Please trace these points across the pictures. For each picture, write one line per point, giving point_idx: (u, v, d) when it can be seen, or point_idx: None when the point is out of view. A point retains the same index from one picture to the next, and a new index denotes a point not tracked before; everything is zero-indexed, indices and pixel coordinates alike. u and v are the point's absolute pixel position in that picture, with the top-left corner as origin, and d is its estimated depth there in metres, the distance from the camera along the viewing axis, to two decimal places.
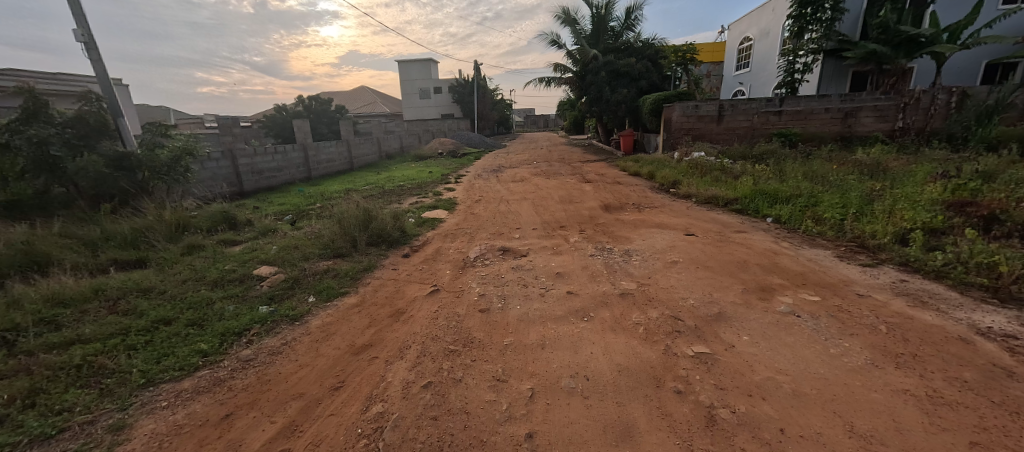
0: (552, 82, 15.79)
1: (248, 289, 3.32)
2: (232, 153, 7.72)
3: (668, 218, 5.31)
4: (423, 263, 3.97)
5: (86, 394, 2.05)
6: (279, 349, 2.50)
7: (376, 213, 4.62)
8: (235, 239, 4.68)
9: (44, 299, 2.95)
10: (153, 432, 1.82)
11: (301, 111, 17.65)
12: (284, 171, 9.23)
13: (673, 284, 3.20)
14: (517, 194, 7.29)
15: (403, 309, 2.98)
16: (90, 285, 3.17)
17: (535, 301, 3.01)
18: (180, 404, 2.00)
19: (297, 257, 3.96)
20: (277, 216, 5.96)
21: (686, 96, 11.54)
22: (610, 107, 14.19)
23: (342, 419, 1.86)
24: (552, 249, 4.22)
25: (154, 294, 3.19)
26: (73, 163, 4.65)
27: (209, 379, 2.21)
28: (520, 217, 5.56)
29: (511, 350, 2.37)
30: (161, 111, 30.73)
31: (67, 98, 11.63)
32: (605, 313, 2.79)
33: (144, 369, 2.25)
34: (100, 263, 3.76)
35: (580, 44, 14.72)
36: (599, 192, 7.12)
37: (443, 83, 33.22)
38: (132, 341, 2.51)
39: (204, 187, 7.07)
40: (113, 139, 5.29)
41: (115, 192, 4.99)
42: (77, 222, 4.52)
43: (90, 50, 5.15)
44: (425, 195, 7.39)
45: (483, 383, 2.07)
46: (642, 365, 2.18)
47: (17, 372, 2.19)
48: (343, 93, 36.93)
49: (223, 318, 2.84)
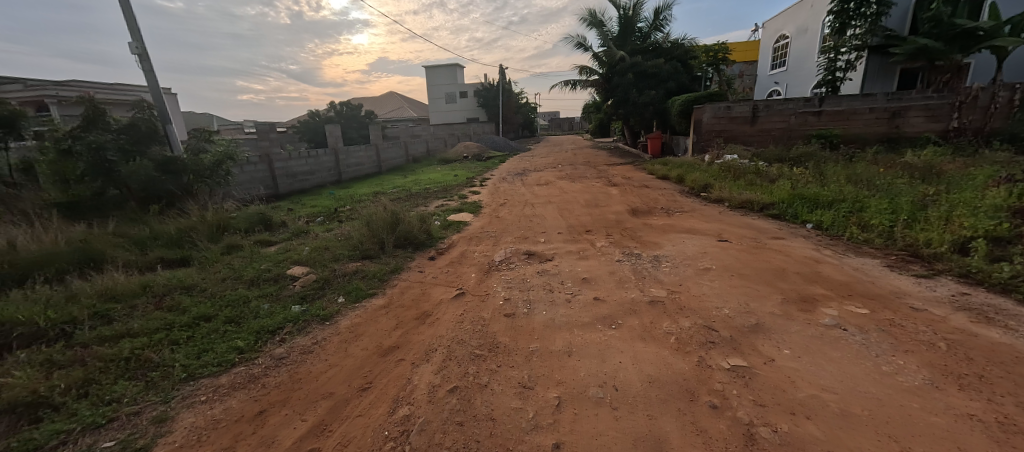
0: (577, 84, 15.69)
1: (282, 288, 3.44)
2: (269, 157, 8.11)
3: (699, 222, 5.14)
4: (448, 266, 3.99)
5: (133, 386, 2.17)
6: (310, 348, 2.57)
7: (403, 216, 4.69)
8: (270, 240, 4.85)
9: (98, 295, 3.15)
10: (193, 425, 1.90)
11: (333, 117, 18.37)
12: (316, 174, 9.58)
13: (705, 293, 3.07)
14: (541, 197, 7.25)
15: (429, 312, 3.00)
16: (139, 282, 3.37)
17: (561, 307, 2.96)
18: (217, 400, 2.08)
19: (327, 258, 4.07)
20: (310, 217, 6.19)
21: (717, 96, 11.12)
22: (635, 108, 14.01)
23: (370, 421, 1.88)
24: (578, 253, 4.15)
25: (196, 291, 3.36)
26: (126, 167, 5.00)
27: (244, 375, 2.29)
28: (545, 221, 5.53)
29: (537, 357, 2.34)
30: (206, 118, 33.17)
31: (120, 107, 12.60)
32: (633, 320, 2.71)
33: (186, 364, 2.36)
34: (148, 261, 3.99)
35: (606, 46, 14.58)
36: (626, 196, 6.99)
37: (468, 87, 33.43)
38: (175, 336, 2.65)
39: (242, 189, 7.45)
40: (162, 145, 5.63)
41: (163, 193, 5.34)
42: (129, 222, 4.83)
43: (143, 61, 5.52)
44: (450, 198, 7.47)
45: (509, 390, 2.04)
46: (674, 374, 2.11)
47: (74, 363, 2.34)
48: (373, 99, 38.21)
49: (259, 316, 2.95)
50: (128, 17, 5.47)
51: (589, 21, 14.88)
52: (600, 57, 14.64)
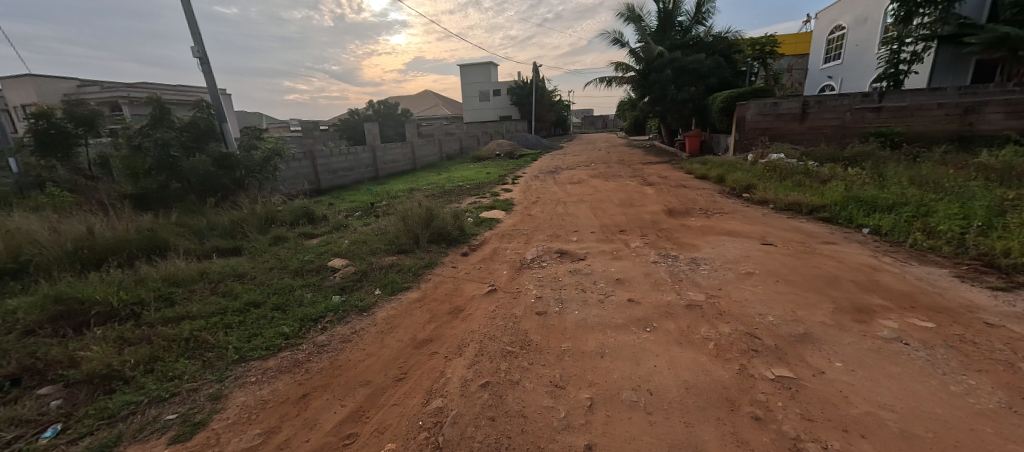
0: (612, 81, 15.37)
1: (323, 278, 3.61)
2: (313, 153, 8.52)
3: (741, 224, 4.90)
4: (481, 262, 4.04)
5: (192, 364, 2.36)
6: (349, 337, 2.68)
7: (438, 212, 4.79)
8: (313, 232, 5.10)
9: (162, 279, 3.44)
10: (243, 403, 2.03)
11: (371, 115, 19.03)
12: (355, 171, 9.96)
13: (748, 298, 2.93)
14: (574, 195, 7.18)
15: (461, 307, 3.05)
16: (197, 268, 3.64)
17: (593, 307, 2.92)
18: (265, 381, 2.21)
19: (365, 251, 4.22)
20: (349, 212, 6.45)
21: (763, 92, 10.53)
22: (673, 105, 13.55)
23: (405, 410, 1.94)
24: (611, 254, 4.08)
25: (247, 279, 3.59)
26: (187, 162, 5.42)
27: (289, 359, 2.43)
28: (577, 220, 5.47)
29: (569, 356, 2.32)
30: (256, 116, 35.31)
31: (183, 106, 13.64)
32: (669, 324, 2.63)
33: (238, 346, 2.53)
34: (204, 249, 4.31)
35: (644, 41, 14.19)
36: (662, 196, 6.78)
37: (502, 85, 33.49)
38: (228, 320, 2.84)
39: (288, 184, 7.88)
40: (218, 142, 6.02)
41: (218, 187, 5.73)
42: (188, 213, 5.23)
43: (204, 64, 5.94)
44: (483, 195, 7.54)
45: (540, 388, 2.03)
46: (713, 382, 2.03)
47: (142, 340, 2.57)
48: (409, 98, 39.25)
49: (303, 304, 3.11)
50: (191, 23, 5.91)
51: (626, 16, 14.53)
52: (637, 52, 14.26)
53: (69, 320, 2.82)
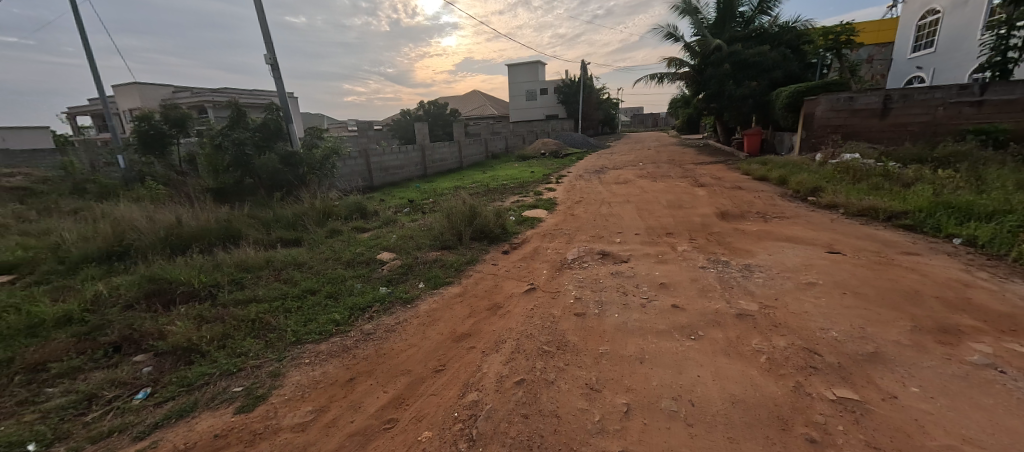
0: (664, 78, 14.75)
1: (372, 270, 3.82)
2: (367, 152, 9.03)
3: (804, 230, 4.50)
4: (521, 261, 4.06)
5: (257, 343, 2.60)
6: (393, 327, 2.82)
7: (481, 210, 4.88)
8: (365, 226, 5.41)
9: (235, 265, 3.83)
10: (299, 382, 2.21)
11: (422, 115, 19.79)
12: (405, 169, 10.42)
13: (808, 311, 2.69)
14: (619, 196, 6.99)
15: (500, 304, 3.09)
16: (264, 257, 4.01)
17: (634, 311, 2.83)
18: (318, 363, 2.39)
19: (411, 246, 4.41)
20: (398, 208, 6.76)
21: (837, 86, 9.58)
22: (731, 101, 12.73)
23: (442, 400, 2.01)
24: (656, 257, 3.92)
25: (305, 268, 3.89)
26: (258, 160, 5.97)
27: (339, 345, 2.60)
28: (622, 221, 5.33)
29: (606, 360, 2.27)
30: (319, 117, 38.08)
31: (257, 109, 15.04)
32: (716, 333, 2.49)
33: (295, 330, 2.75)
34: (271, 239, 4.73)
35: (701, 34, 13.46)
36: (715, 198, 6.40)
37: (549, 84, 33.27)
38: (288, 304, 3.10)
39: (344, 180, 8.42)
40: (285, 141, 6.52)
41: (284, 183, 6.26)
42: (258, 205, 5.77)
43: (274, 70, 6.51)
44: (526, 194, 7.56)
45: (575, 390, 2.01)
46: (763, 398, 1.89)
47: (216, 319, 2.88)
48: (458, 98, 40.27)
49: (353, 294, 3.31)
50: (265, 33, 6.49)
51: (681, 8, 13.87)
52: (693, 47, 13.57)
53: (160, 297, 3.23)
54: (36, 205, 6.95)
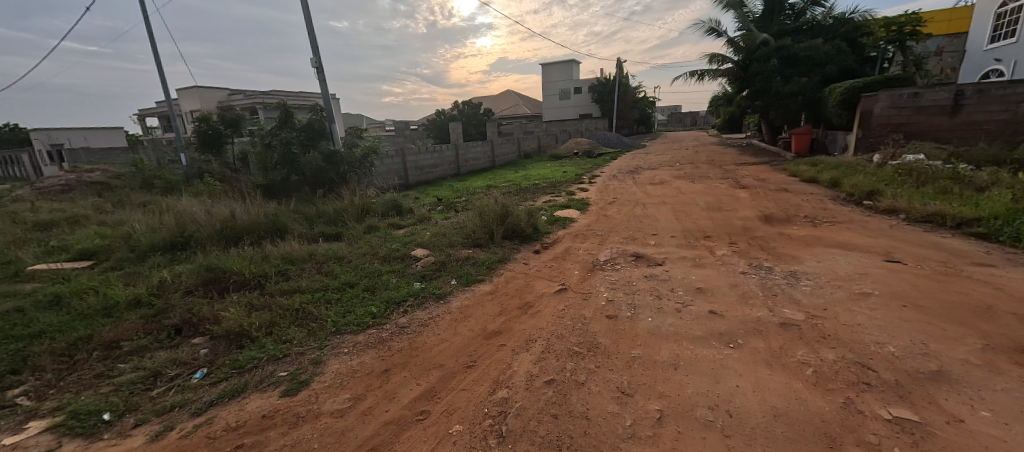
0: (705, 74, 14.18)
1: (407, 266, 3.94)
2: (403, 151, 9.31)
3: (858, 237, 4.19)
4: (552, 261, 4.04)
5: (300, 331, 2.75)
6: (427, 322, 2.89)
7: (513, 209, 4.90)
8: (400, 223, 5.58)
9: (282, 257, 4.07)
10: (338, 370, 2.32)
11: (456, 115, 20.12)
12: (439, 167, 10.64)
13: (861, 323, 2.50)
14: (655, 197, 6.81)
15: (531, 303, 3.10)
16: (307, 250, 4.23)
17: (669, 316, 2.75)
18: (356, 353, 2.50)
19: (444, 243, 4.51)
20: (431, 206, 6.92)
21: (900, 80, 8.82)
22: (778, 99, 12.04)
23: (473, 396, 2.04)
24: (693, 260, 3.79)
25: (345, 262, 4.07)
26: (303, 158, 6.31)
27: (375, 336, 2.71)
28: (657, 222, 5.18)
29: (639, 364, 2.22)
30: (359, 118, 39.65)
31: (303, 110, 15.87)
32: (757, 342, 2.37)
33: (335, 320, 2.89)
34: (313, 234, 4.99)
35: (746, 28, 12.83)
36: (758, 200, 6.09)
37: (583, 83, 32.85)
38: (329, 296, 3.26)
39: (382, 178, 8.73)
40: (328, 140, 6.85)
41: (326, 180, 6.57)
42: (302, 201, 6.09)
43: (319, 72, 6.84)
44: (558, 194, 7.51)
45: (606, 392, 1.99)
46: (808, 412, 1.78)
47: (265, 307, 3.08)
48: (491, 98, 40.59)
49: (388, 288, 3.43)
50: (312, 38, 6.84)
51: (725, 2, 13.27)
52: (737, 42, 12.96)
53: (216, 285, 3.49)
54: (112, 199, 7.70)
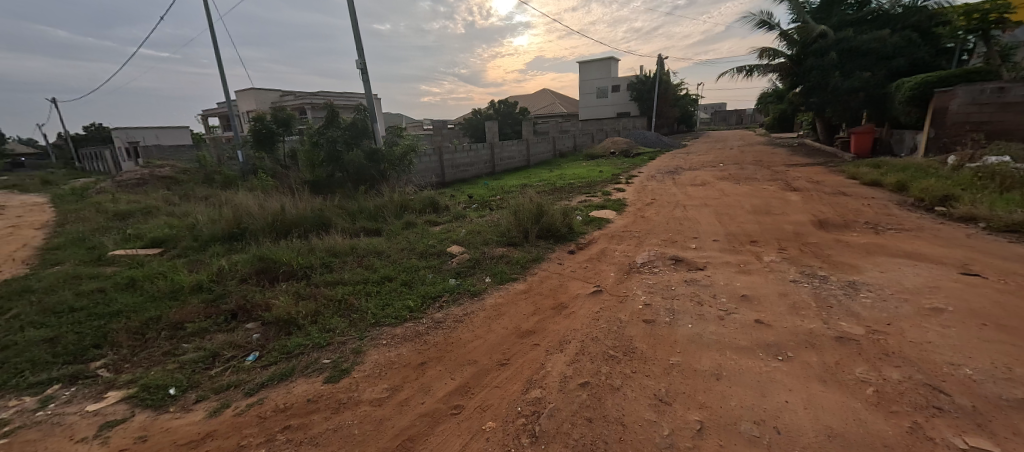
0: (754, 70, 13.43)
1: (443, 262, 4.02)
2: (441, 150, 9.51)
3: (928, 246, 3.81)
4: (587, 262, 3.98)
5: (342, 321, 2.88)
6: (462, 318, 2.94)
7: (548, 208, 4.87)
8: (436, 220, 5.70)
9: (326, 250, 4.28)
10: (378, 361, 2.41)
11: (492, 114, 20.30)
12: (475, 166, 10.78)
13: (931, 341, 2.27)
14: (696, 199, 6.53)
15: (565, 304, 3.07)
16: (349, 244, 4.42)
17: (710, 323, 2.63)
18: (394, 345, 2.58)
19: (479, 241, 4.56)
20: (467, 204, 7.02)
21: (983, 73, 7.92)
22: (836, 95, 11.19)
23: (506, 394, 2.05)
24: (738, 266, 3.60)
25: (384, 256, 4.22)
26: (347, 156, 6.60)
27: (412, 330, 2.78)
28: (698, 225, 4.97)
29: (678, 371, 2.14)
30: (398, 118, 40.95)
31: (347, 110, 16.61)
32: (809, 356, 2.21)
33: (375, 312, 3.00)
34: (355, 228, 5.20)
35: (801, 20, 12.01)
36: (811, 204, 5.69)
37: (621, 81, 32.11)
38: (369, 289, 3.39)
39: (419, 176, 8.96)
40: (370, 139, 7.13)
41: (368, 177, 6.83)
42: (346, 197, 6.38)
43: (364, 74, 7.12)
44: (594, 194, 7.39)
45: (642, 399, 1.93)
46: (869, 435, 1.64)
47: (311, 297, 3.25)
48: (527, 97, 40.58)
49: (425, 283, 3.52)
50: (358, 40, 7.13)
51: None
52: (790, 35, 12.17)
53: (267, 274, 3.73)
54: (179, 192, 8.42)
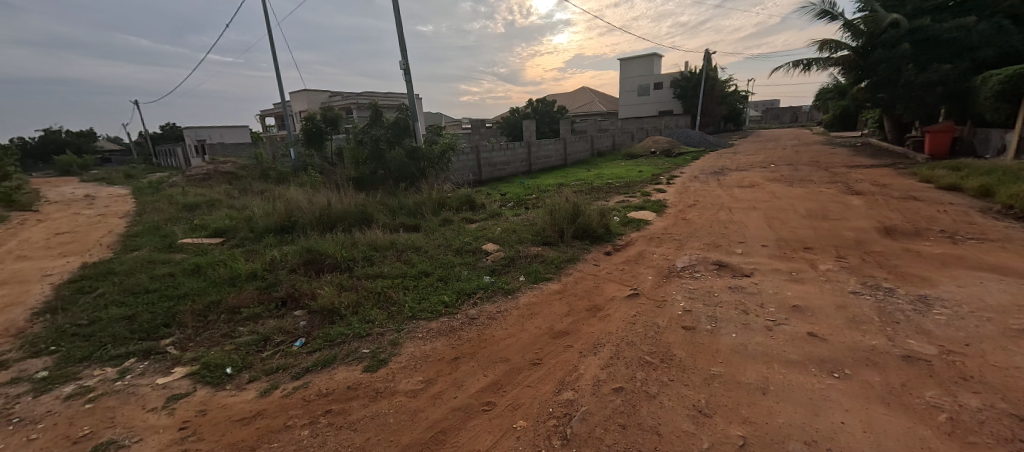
0: (812, 64, 12.49)
1: (478, 260, 4.07)
2: (478, 148, 9.64)
3: (1019, 260, 3.37)
4: (624, 264, 3.88)
5: (381, 313, 2.99)
6: (495, 315, 2.96)
7: (584, 208, 4.80)
8: (473, 218, 5.78)
9: (368, 243, 4.46)
10: (413, 353, 2.48)
11: (530, 113, 20.28)
12: (511, 165, 10.83)
13: (1020, 366, 2.00)
14: (743, 201, 6.18)
15: (600, 306, 3.01)
16: (389, 239, 4.58)
17: (756, 334, 2.48)
18: (429, 339, 2.65)
19: (514, 239, 4.57)
20: (503, 202, 7.07)
21: None
22: (908, 90, 10.16)
23: (538, 394, 2.04)
24: (789, 274, 3.37)
25: (421, 252, 4.34)
26: (389, 154, 6.85)
27: (447, 325, 2.84)
28: (745, 229, 4.70)
29: (719, 383, 2.04)
30: (438, 117, 41.95)
31: (390, 109, 17.23)
32: (870, 375, 2.02)
33: (412, 306, 3.09)
34: (395, 224, 5.38)
35: (869, 9, 11.01)
36: (876, 209, 5.21)
37: (665, 78, 31.00)
38: (406, 283, 3.50)
39: (457, 174, 9.14)
40: (411, 137, 7.35)
41: (408, 175, 7.05)
42: (387, 193, 6.62)
43: (406, 74, 7.35)
44: (632, 195, 7.19)
45: (680, 409, 1.85)
46: None
47: (353, 288, 3.40)
48: (566, 96, 40.17)
49: (460, 279, 3.58)
50: (401, 42, 7.36)
51: None
52: (856, 25, 11.19)
53: (314, 265, 3.94)
54: (239, 186, 9.12)
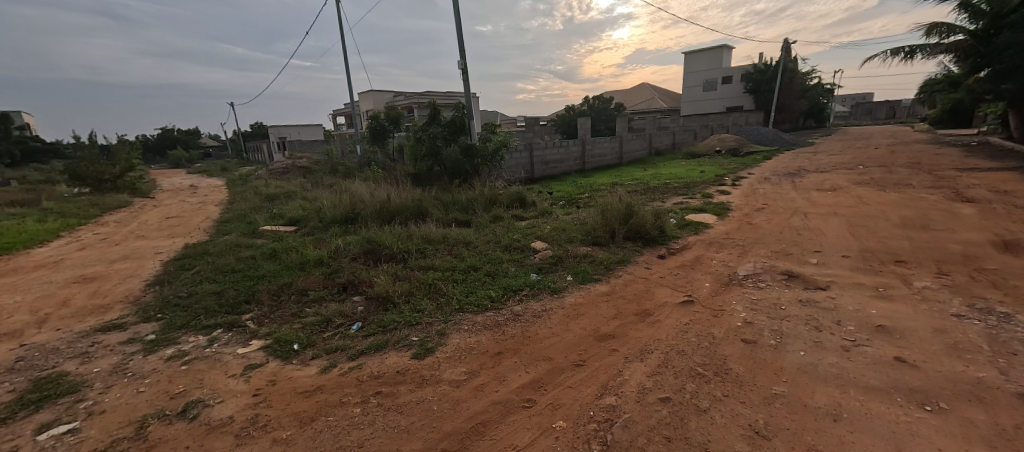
0: (918, 51, 10.86)
1: (526, 257, 4.09)
2: (531, 146, 9.66)
3: None
4: (679, 269, 3.68)
5: (430, 304, 3.12)
6: (540, 314, 2.96)
7: (638, 208, 4.62)
8: (523, 215, 5.81)
9: (422, 236, 4.66)
10: (459, 344, 2.55)
11: (586, 111, 19.88)
12: (564, 163, 10.71)
13: None
14: (822, 206, 5.56)
15: (650, 311, 2.88)
16: (442, 233, 4.76)
17: (830, 354, 2.21)
18: (474, 332, 2.71)
19: (563, 238, 4.52)
20: (554, 200, 7.02)
21: None
22: None
23: (579, 396, 2.01)
24: (874, 290, 2.97)
25: (471, 246, 4.45)
26: (445, 151, 7.10)
27: (492, 319, 2.89)
28: (823, 237, 4.23)
29: (782, 404, 1.85)
30: (493, 115, 42.63)
31: (448, 108, 17.80)
32: (975, 412, 1.72)
33: (459, 298, 3.18)
34: (448, 219, 5.57)
35: None
36: (993, 219, 4.42)
37: (735, 71, 28.73)
38: (455, 276, 3.61)
39: (510, 171, 9.23)
40: (466, 135, 7.55)
41: (462, 171, 7.25)
42: (441, 189, 6.87)
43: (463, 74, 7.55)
44: (692, 196, 6.78)
45: (733, 427, 1.71)
46: None
47: (406, 278, 3.58)
48: (624, 93, 38.82)
49: (507, 276, 3.62)
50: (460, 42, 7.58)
51: None
52: (977, 4, 9.55)
53: (372, 255, 4.21)
54: (312, 180, 9.98)
